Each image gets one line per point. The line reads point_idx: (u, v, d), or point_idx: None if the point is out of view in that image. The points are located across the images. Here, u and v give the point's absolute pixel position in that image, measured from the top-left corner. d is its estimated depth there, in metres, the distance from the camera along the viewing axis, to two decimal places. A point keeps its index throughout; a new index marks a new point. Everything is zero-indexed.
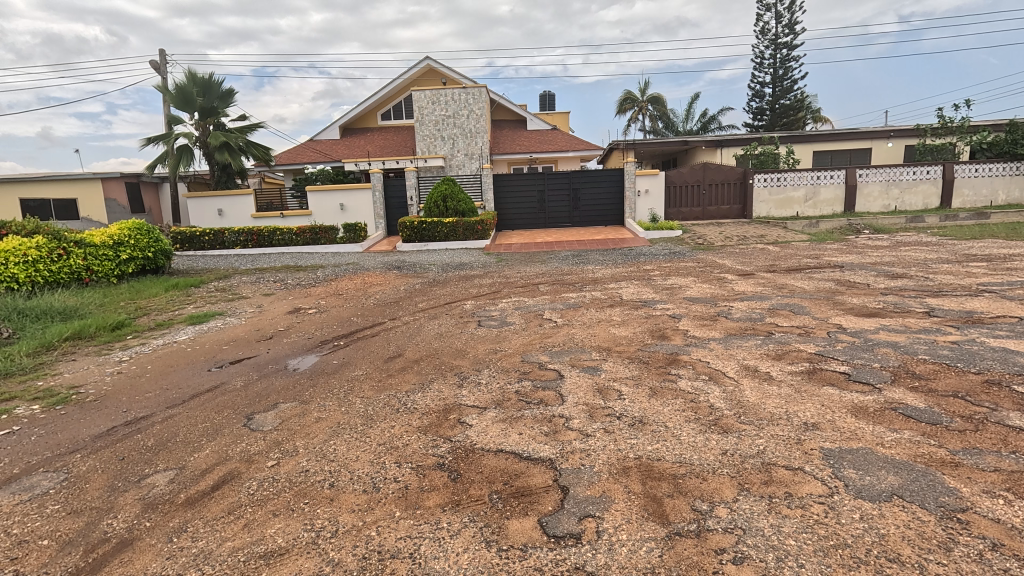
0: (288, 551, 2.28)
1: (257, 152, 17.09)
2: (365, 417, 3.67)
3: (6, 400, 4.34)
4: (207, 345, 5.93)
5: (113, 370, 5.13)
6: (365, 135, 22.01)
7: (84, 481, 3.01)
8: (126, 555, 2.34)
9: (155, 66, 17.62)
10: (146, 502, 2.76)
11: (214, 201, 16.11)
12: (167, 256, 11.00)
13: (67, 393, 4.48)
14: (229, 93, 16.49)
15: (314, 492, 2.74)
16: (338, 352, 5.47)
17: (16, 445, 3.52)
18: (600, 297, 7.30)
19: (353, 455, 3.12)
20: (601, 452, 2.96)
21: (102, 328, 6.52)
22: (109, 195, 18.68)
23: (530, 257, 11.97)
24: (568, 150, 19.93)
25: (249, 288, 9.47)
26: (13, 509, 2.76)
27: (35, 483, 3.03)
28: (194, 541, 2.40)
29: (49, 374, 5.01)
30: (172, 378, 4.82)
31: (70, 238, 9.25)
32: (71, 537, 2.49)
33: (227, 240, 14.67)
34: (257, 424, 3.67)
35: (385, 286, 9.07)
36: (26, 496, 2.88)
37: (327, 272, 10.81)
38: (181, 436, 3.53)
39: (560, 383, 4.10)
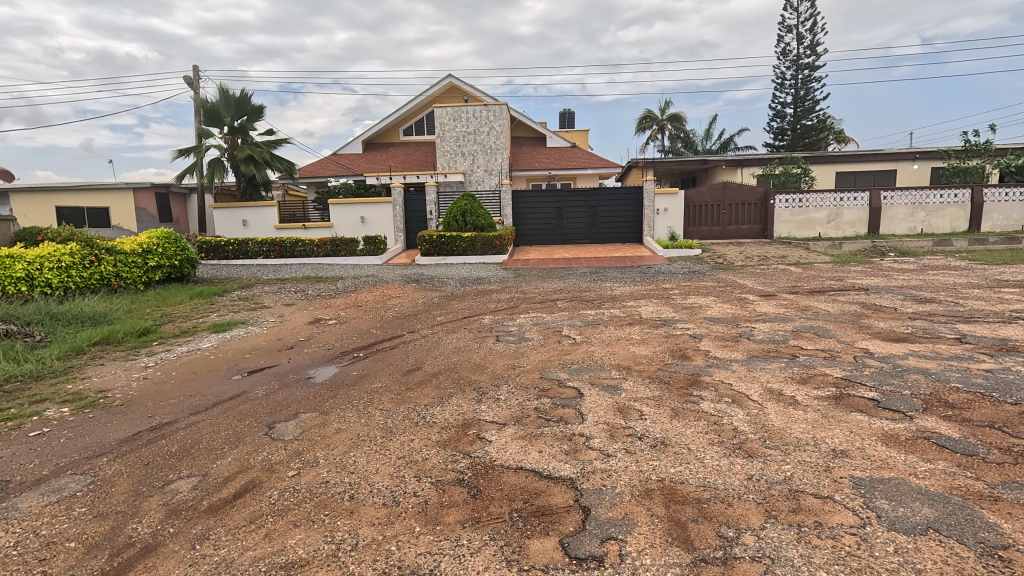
0: (308, 563, 2.28)
1: (282, 165, 17.48)
2: (385, 429, 3.68)
3: (37, 402, 4.44)
4: (230, 354, 6.01)
5: (139, 375, 5.23)
6: (387, 150, 22.43)
7: (110, 485, 3.06)
8: (150, 560, 2.36)
9: (188, 82, 18.19)
10: (170, 508, 2.79)
11: (240, 212, 16.52)
12: (192, 264, 11.25)
13: (94, 397, 4.57)
14: (259, 111, 16.96)
15: (333, 504, 2.74)
16: (358, 363, 5.51)
17: (46, 447, 3.61)
18: (618, 314, 7.26)
19: (373, 467, 3.12)
20: (623, 473, 2.92)
21: (129, 333, 6.68)
22: (139, 204, 19.23)
23: (548, 273, 11.98)
24: (586, 168, 20.04)
25: (272, 298, 9.65)
26: (42, 511, 2.81)
27: (63, 485, 3.09)
28: (216, 549, 2.41)
29: (77, 378, 5.13)
30: (197, 385, 4.90)
31: (101, 245, 9.54)
32: (96, 542, 2.51)
33: (251, 250, 15.01)
34: (278, 433, 3.71)
35: (403, 299, 9.15)
36: (54, 498, 2.93)
37: (347, 284, 10.98)
38: (204, 443, 3.57)
39: (580, 401, 4.06)
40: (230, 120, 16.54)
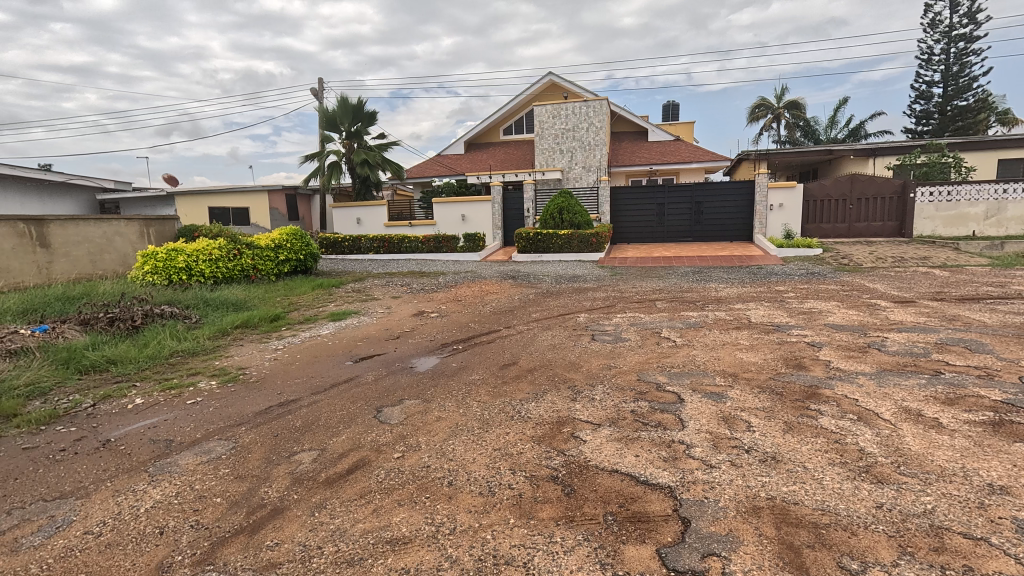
0: (411, 541, 2.42)
1: (391, 167, 18.68)
2: (482, 420, 3.79)
3: (193, 374, 5.20)
4: (345, 341, 6.57)
5: (270, 356, 5.91)
6: (488, 150, 23.07)
7: (248, 451, 3.49)
8: (279, 521, 2.65)
9: (314, 94, 20.10)
10: (294, 476, 3.11)
11: (355, 211, 17.95)
12: (314, 259, 12.45)
13: (235, 373, 5.25)
14: (373, 116, 18.27)
15: (434, 488, 2.88)
16: (457, 355, 5.74)
17: (200, 413, 4.21)
18: (724, 317, 6.82)
19: (471, 457, 3.24)
20: (727, 487, 2.74)
21: (263, 319, 7.55)
22: (272, 205, 21.65)
23: (647, 272, 11.58)
24: (691, 162, 19.04)
25: (380, 291, 10.38)
26: (196, 467, 3.28)
27: (212, 447, 3.57)
28: (332, 518, 2.65)
29: (223, 356, 5.91)
30: (317, 368, 5.42)
31: (243, 241, 10.89)
32: (236, 500, 2.87)
33: (363, 246, 16.26)
34: (385, 416, 3.99)
35: (500, 295, 9.37)
36: (205, 458, 3.41)
37: (448, 279, 11.47)
38: (323, 421, 3.95)
39: (681, 406, 3.87)
40: (348, 126, 18.02)
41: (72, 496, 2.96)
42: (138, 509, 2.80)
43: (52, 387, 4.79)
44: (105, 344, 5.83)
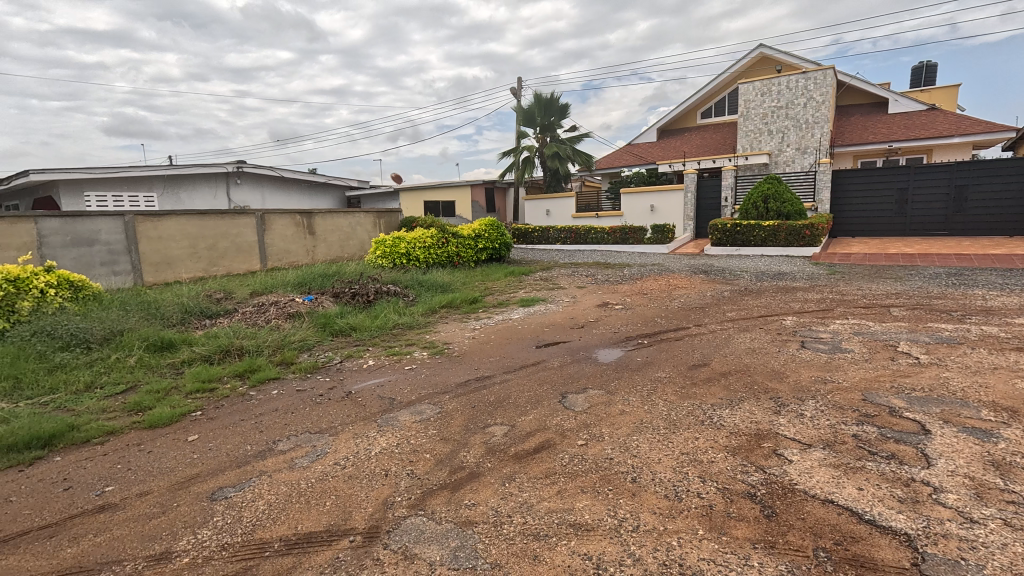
0: (593, 529, 2.45)
1: (581, 158, 18.95)
2: (669, 421, 3.63)
3: (410, 345, 6.08)
4: (533, 326, 6.94)
5: (470, 334, 6.56)
6: (682, 136, 21.76)
7: (450, 417, 3.94)
8: (475, 484, 2.93)
9: (514, 93, 21.44)
10: (489, 446, 3.41)
11: (545, 203, 18.80)
12: (507, 248, 13.43)
13: (442, 347, 5.97)
14: (565, 108, 18.76)
15: (617, 482, 2.86)
16: (642, 350, 5.59)
17: (414, 379, 4.89)
18: (997, 334, 5.29)
19: (656, 456, 3.13)
20: (998, 552, 2.13)
21: (464, 301, 8.41)
22: (474, 198, 23.87)
23: (877, 272, 9.63)
24: (952, 135, 15.12)
25: (566, 280, 10.67)
26: (411, 424, 3.82)
27: (423, 409, 4.13)
28: (520, 491, 2.83)
29: (432, 331, 6.77)
30: (509, 349, 5.83)
31: (450, 231, 12.26)
32: (442, 458, 3.26)
33: (551, 236, 16.91)
34: (570, 403, 4.10)
35: (690, 290, 8.81)
36: (418, 417, 3.95)
37: (634, 271, 11.22)
38: (513, 399, 4.24)
39: (925, 439, 3.14)
40: (542, 121, 18.83)
41: (326, 432, 3.73)
42: (370, 452, 3.38)
43: (315, 344, 6.09)
44: (349, 313, 7.18)
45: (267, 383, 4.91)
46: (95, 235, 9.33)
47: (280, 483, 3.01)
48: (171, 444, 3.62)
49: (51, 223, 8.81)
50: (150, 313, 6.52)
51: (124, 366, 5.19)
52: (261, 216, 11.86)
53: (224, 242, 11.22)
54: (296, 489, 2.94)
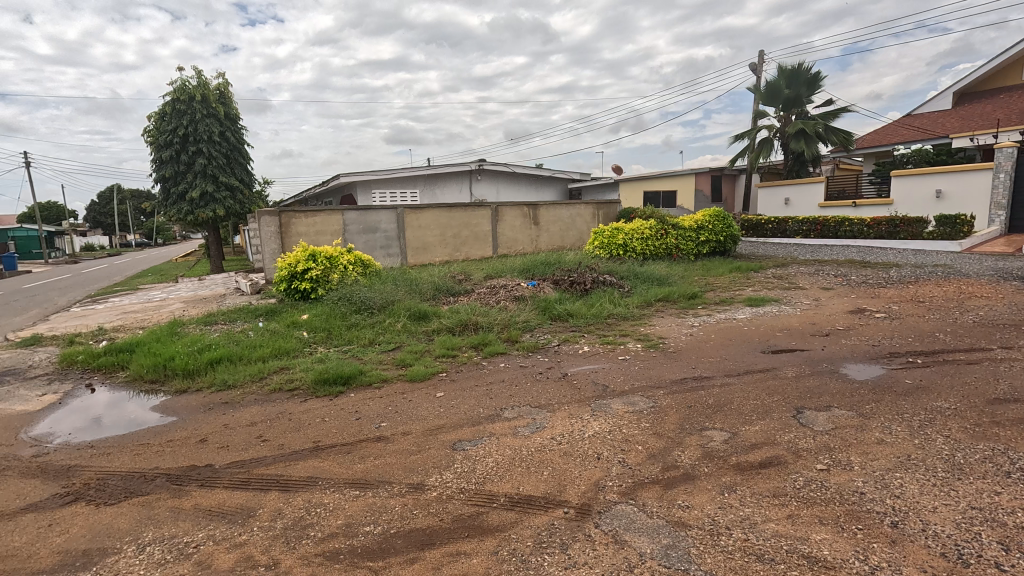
0: (833, 569, 2.11)
1: (837, 137, 15.98)
2: (952, 463, 2.86)
3: (624, 336, 6.08)
4: (763, 329, 6.22)
5: (688, 331, 6.22)
6: (997, 98, 16.49)
7: (665, 412, 3.82)
8: (689, 486, 2.80)
9: (753, 69, 19.18)
10: (706, 450, 3.21)
11: (784, 191, 16.46)
12: (734, 241, 12.33)
13: (657, 341, 5.81)
14: (817, 77, 16.09)
15: (869, 522, 2.39)
16: (913, 371, 4.50)
17: (628, 369, 4.88)
18: None
19: (930, 503, 2.51)
20: None
21: (682, 296, 8.01)
22: None
23: None
24: None
25: (807, 280, 9.23)
26: (624, 414, 3.83)
27: (636, 400, 4.09)
28: (742, 505, 2.60)
29: (647, 323, 6.64)
30: (732, 351, 5.35)
31: (670, 222, 11.77)
32: (655, 453, 3.18)
33: (790, 229, 14.90)
34: (808, 420, 3.57)
35: (995, 301, 6.71)
36: (631, 408, 3.93)
37: (904, 273, 9.08)
38: (736, 406, 3.88)
39: None
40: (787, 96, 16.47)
41: (544, 408, 4.01)
42: (584, 433, 3.51)
43: (536, 326, 6.59)
44: (567, 300, 7.53)
45: (496, 356, 5.53)
46: (378, 225, 11.77)
47: (506, 446, 3.37)
48: (425, 397, 4.38)
49: (351, 215, 11.42)
50: (411, 288, 7.94)
51: (394, 329, 6.46)
52: (495, 208, 13.27)
53: (466, 230, 12.93)
54: (519, 454, 3.25)
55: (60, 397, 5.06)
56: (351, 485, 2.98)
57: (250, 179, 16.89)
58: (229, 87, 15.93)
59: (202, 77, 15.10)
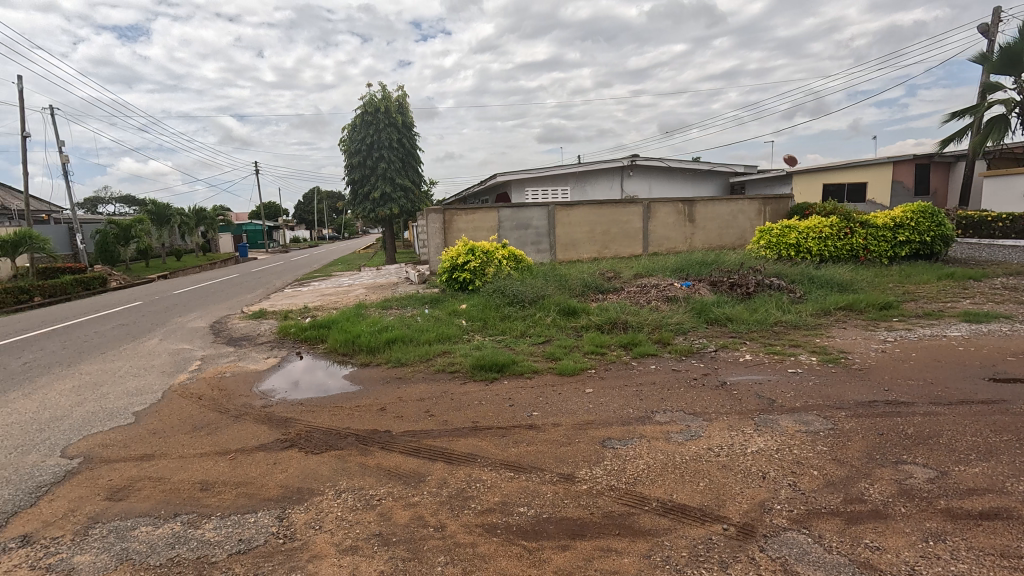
0: None
1: None
2: None
3: (794, 346, 5.45)
4: (986, 350, 5.06)
5: (878, 347, 5.33)
6: None
7: (847, 437, 3.34)
8: (879, 526, 2.42)
9: (984, 31, 15.49)
10: (903, 486, 2.74)
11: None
12: (945, 242, 10.26)
13: (837, 355, 5.09)
14: None
15: None
16: None
17: (799, 385, 4.36)
18: None
19: None
20: None
21: (871, 305, 6.88)
22: None
23: None
24: None
25: None
26: (795, 433, 3.44)
27: (810, 420, 3.64)
28: (953, 559, 2.17)
29: (824, 335, 5.85)
30: (940, 374, 4.45)
31: (857, 219, 10.18)
32: (834, 481, 2.81)
33: None
34: None
35: None
36: (804, 427, 3.51)
37: None
38: (946, 440, 3.23)
39: None
40: None
41: (700, 416, 3.80)
42: (746, 448, 3.25)
43: (690, 329, 6.24)
44: (726, 304, 6.98)
45: (646, 357, 5.37)
46: (530, 222, 12.20)
47: (658, 450, 3.27)
48: (574, 391, 4.45)
49: (506, 212, 12.01)
50: (561, 284, 8.09)
51: (544, 323, 6.66)
52: (648, 205, 12.83)
53: (616, 228, 12.73)
54: (672, 461, 3.14)
55: (279, 361, 6.23)
56: (506, 466, 3.16)
57: (420, 180, 18.73)
58: (406, 98, 17.83)
59: (386, 91, 17.16)
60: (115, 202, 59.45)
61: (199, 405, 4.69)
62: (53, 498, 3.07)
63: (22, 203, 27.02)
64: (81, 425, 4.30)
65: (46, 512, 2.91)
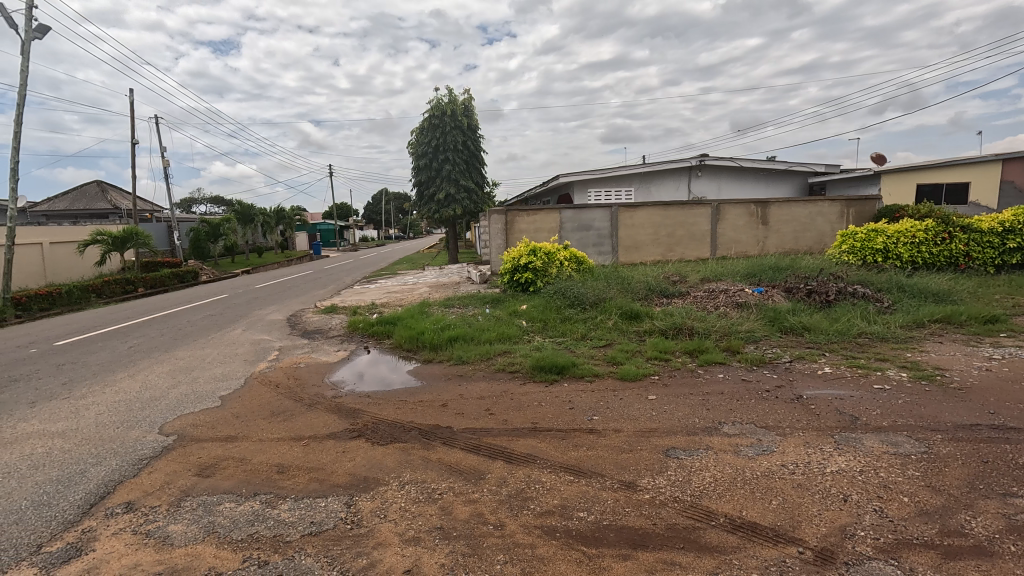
0: None
1: None
2: None
3: (881, 360, 5.03)
4: None
5: (981, 365, 4.80)
6: None
7: (944, 463, 3.03)
8: (984, 564, 2.17)
9: None
10: (1012, 522, 2.44)
11: None
12: None
13: (932, 371, 4.63)
14: None
15: None
16: None
17: (886, 402, 4.01)
18: None
19: None
20: None
21: (973, 318, 6.22)
22: None
23: None
24: None
25: None
26: (881, 455, 3.16)
27: (899, 441, 3.34)
28: None
29: (917, 349, 5.35)
30: None
31: (958, 223, 9.25)
32: (929, 510, 2.55)
33: None
34: None
35: None
36: (892, 449, 3.22)
37: None
38: None
39: None
40: None
41: (774, 430, 3.58)
42: (825, 467, 3.03)
43: (762, 337, 5.91)
44: (803, 312, 6.55)
45: (713, 365, 5.15)
46: (592, 223, 12.05)
47: (726, 463, 3.12)
48: (636, 398, 4.34)
49: (568, 213, 11.93)
50: (623, 287, 7.92)
51: (605, 326, 6.56)
52: (716, 206, 12.30)
53: (681, 230, 12.31)
54: (741, 475, 2.98)
55: (348, 354, 6.53)
56: (566, 470, 3.13)
57: (483, 182, 19.01)
58: (472, 101, 18.15)
59: (452, 95, 17.58)
60: (206, 202, 64.70)
61: (277, 393, 5.01)
62: (152, 470, 3.39)
63: (129, 202, 30.03)
64: (176, 406, 4.72)
65: (146, 482, 3.22)
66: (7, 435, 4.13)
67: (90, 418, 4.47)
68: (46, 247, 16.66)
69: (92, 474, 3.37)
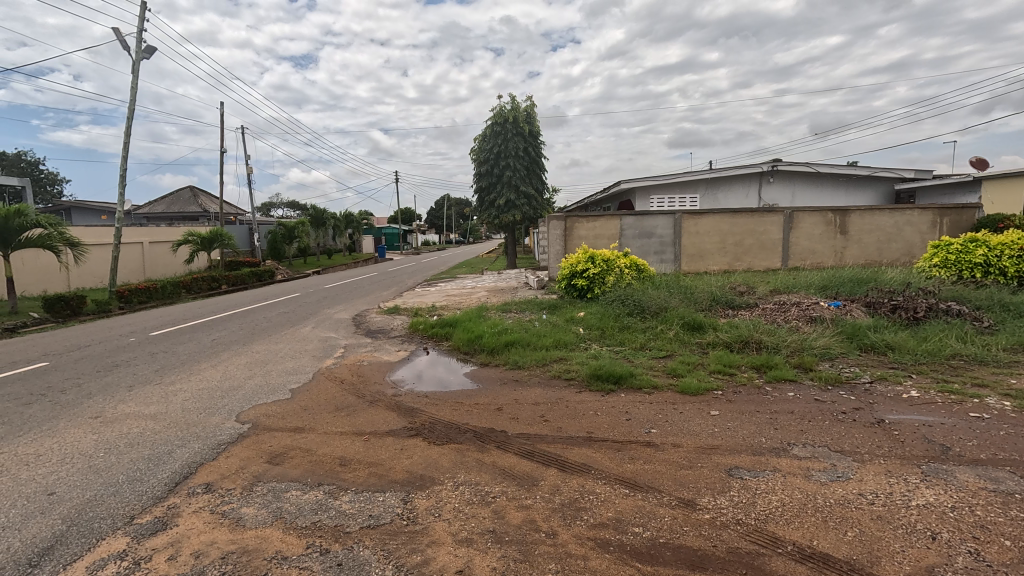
0: None
1: None
2: None
3: (978, 386, 4.54)
4: None
5: None
6: None
7: None
8: None
9: None
10: None
11: None
12: None
13: None
14: None
15: None
16: None
17: (984, 433, 3.61)
18: None
19: None
20: None
21: None
22: None
23: None
24: None
25: None
26: (979, 491, 2.85)
27: (1000, 477, 2.99)
28: None
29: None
30: None
31: None
32: None
33: None
34: None
35: None
36: (993, 486, 2.89)
37: None
38: None
39: None
40: None
41: (850, 456, 3.33)
42: (910, 501, 2.77)
43: (838, 355, 5.52)
44: (886, 329, 6.05)
45: (782, 382, 4.86)
46: (654, 230, 11.76)
47: (796, 488, 2.93)
48: (697, 413, 4.17)
49: (629, 220, 11.73)
50: (686, 296, 7.64)
51: (665, 336, 6.37)
52: (790, 214, 11.64)
53: (750, 238, 11.73)
54: (812, 502, 2.78)
55: (408, 354, 6.74)
56: (621, 483, 3.06)
57: (544, 188, 19.04)
58: (535, 108, 18.24)
59: (515, 102, 17.78)
60: (284, 206, 69.05)
61: (341, 388, 5.25)
62: (228, 455, 3.64)
63: (218, 207, 32.67)
64: (252, 396, 5.05)
65: (223, 466, 3.47)
66: (109, 415, 4.59)
67: (178, 403, 4.89)
68: (146, 246, 18.42)
69: (178, 454, 3.67)
